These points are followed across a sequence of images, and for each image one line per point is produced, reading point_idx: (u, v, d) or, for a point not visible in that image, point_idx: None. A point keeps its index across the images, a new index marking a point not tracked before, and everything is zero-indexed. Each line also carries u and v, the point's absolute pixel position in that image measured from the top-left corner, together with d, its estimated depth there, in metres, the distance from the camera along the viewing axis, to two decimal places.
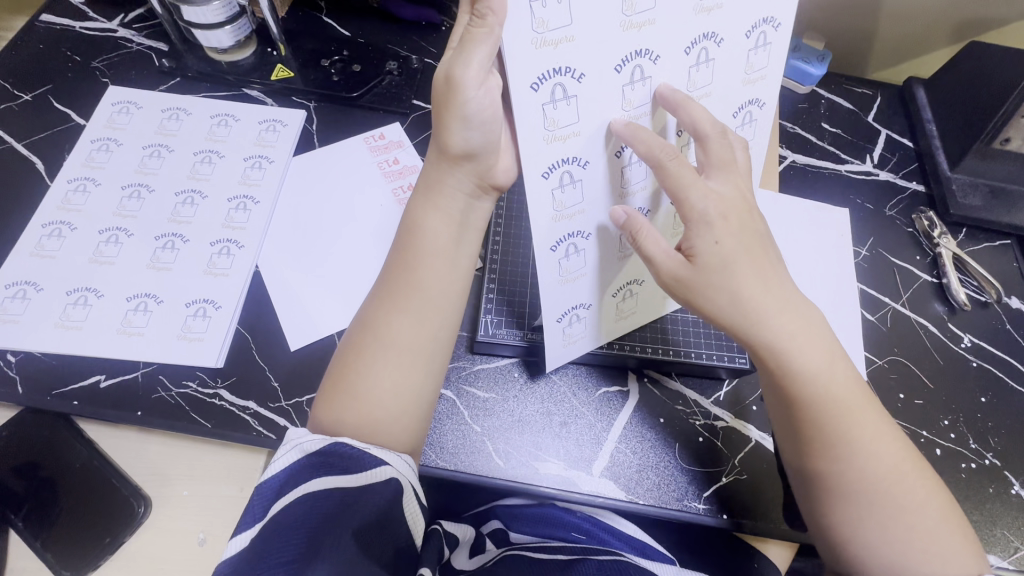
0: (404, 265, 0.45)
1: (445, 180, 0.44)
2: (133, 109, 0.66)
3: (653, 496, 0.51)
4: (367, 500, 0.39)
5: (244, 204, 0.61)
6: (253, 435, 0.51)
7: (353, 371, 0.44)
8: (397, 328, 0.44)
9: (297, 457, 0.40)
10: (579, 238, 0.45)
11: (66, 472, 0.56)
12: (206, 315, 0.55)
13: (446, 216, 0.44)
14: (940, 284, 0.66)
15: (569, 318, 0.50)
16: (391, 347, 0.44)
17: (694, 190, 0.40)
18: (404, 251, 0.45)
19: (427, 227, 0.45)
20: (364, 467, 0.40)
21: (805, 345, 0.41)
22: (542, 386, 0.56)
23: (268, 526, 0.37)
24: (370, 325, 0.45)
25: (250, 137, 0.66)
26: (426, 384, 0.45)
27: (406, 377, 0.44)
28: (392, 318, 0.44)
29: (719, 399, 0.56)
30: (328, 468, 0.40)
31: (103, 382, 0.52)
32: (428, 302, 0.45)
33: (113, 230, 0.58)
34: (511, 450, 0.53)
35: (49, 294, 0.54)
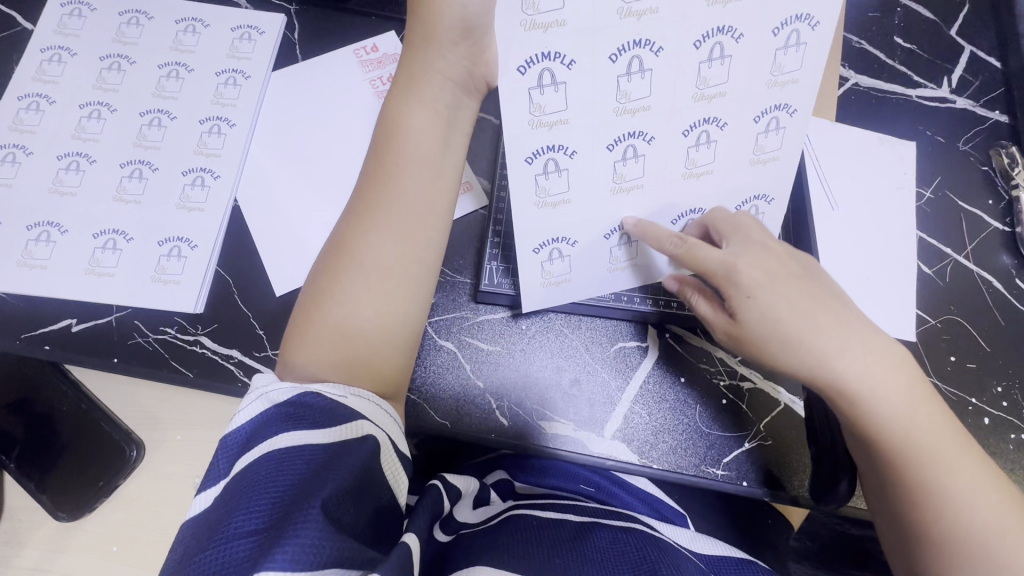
0: (383, 174, 0.38)
1: (428, 66, 0.37)
2: (85, 12, 0.56)
3: (669, 461, 0.48)
4: (343, 463, 0.32)
5: (218, 127, 0.54)
6: (238, 387, 0.47)
7: (329, 299, 0.38)
8: (376, 247, 0.38)
9: (265, 407, 0.34)
10: (640, 140, 0.36)
11: (54, 417, 0.54)
12: (181, 255, 0.49)
13: (429, 112, 0.38)
14: (1012, 234, 0.58)
15: (621, 234, 0.42)
16: (370, 272, 0.38)
17: (703, 256, 0.39)
18: (378, 158, 0.39)
19: (409, 128, 0.38)
20: (337, 420, 0.34)
21: (884, 386, 0.38)
22: (552, 339, 0.51)
23: (232, 484, 0.30)
24: (343, 243, 0.39)
25: (222, 47, 0.57)
26: (411, 311, 0.40)
27: (387, 303, 0.38)
28: (367, 236, 0.38)
29: (748, 358, 0.51)
30: (299, 420, 0.33)
31: (75, 326, 0.48)
32: (411, 218, 0.39)
33: (73, 156, 0.52)
34: (516, 406, 0.49)
35: (8, 229, 0.49)
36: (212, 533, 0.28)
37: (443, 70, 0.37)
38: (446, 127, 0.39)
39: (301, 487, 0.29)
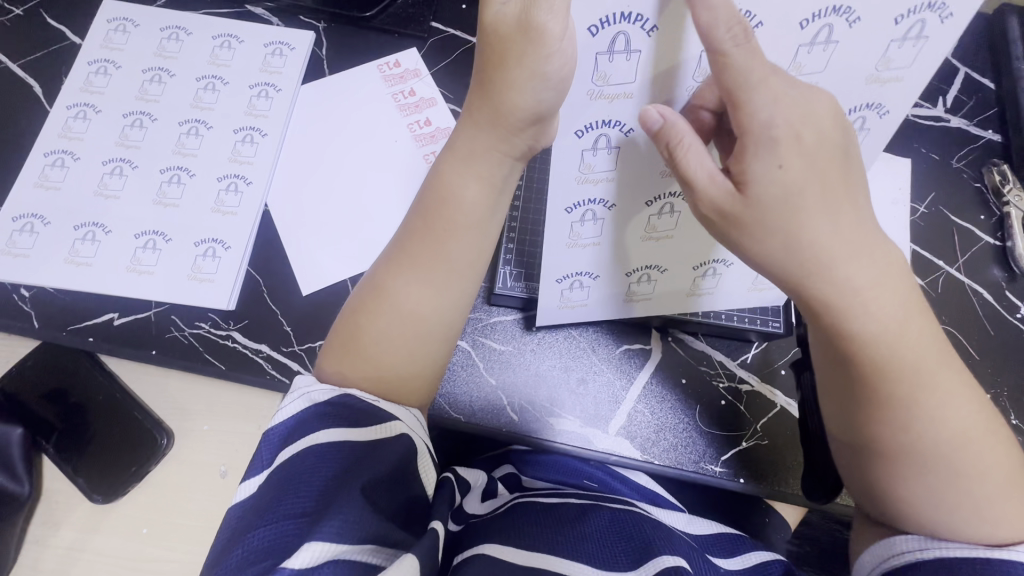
0: (429, 235, 0.41)
1: (480, 143, 0.38)
2: (130, 27, 0.61)
3: (669, 457, 0.50)
4: (378, 454, 0.36)
5: (250, 136, 0.57)
6: (267, 379, 0.50)
7: (367, 337, 0.41)
8: (414, 292, 0.41)
9: (304, 406, 0.38)
10: (600, 207, 0.40)
11: (93, 405, 0.57)
12: (215, 255, 0.53)
13: (482, 185, 0.39)
14: (1002, 248, 0.60)
15: (570, 282, 0.46)
16: (410, 318, 0.41)
17: (758, 97, 0.31)
18: (427, 221, 0.41)
19: (459, 192, 0.40)
20: (373, 420, 0.38)
21: (877, 298, 0.34)
22: (561, 341, 0.54)
23: (277, 474, 0.34)
24: (384, 283, 0.41)
25: (256, 62, 0.60)
26: (443, 349, 0.43)
27: (424, 343, 0.41)
28: (407, 282, 0.41)
29: (747, 362, 0.54)
30: (336, 419, 0.37)
31: (117, 320, 0.51)
32: (453, 274, 0.41)
33: (117, 162, 0.55)
34: (526, 404, 0.52)
35: (57, 228, 0.53)
36: (263, 515, 0.32)
37: (501, 146, 0.38)
38: (496, 194, 0.41)
39: (341, 477, 0.34)
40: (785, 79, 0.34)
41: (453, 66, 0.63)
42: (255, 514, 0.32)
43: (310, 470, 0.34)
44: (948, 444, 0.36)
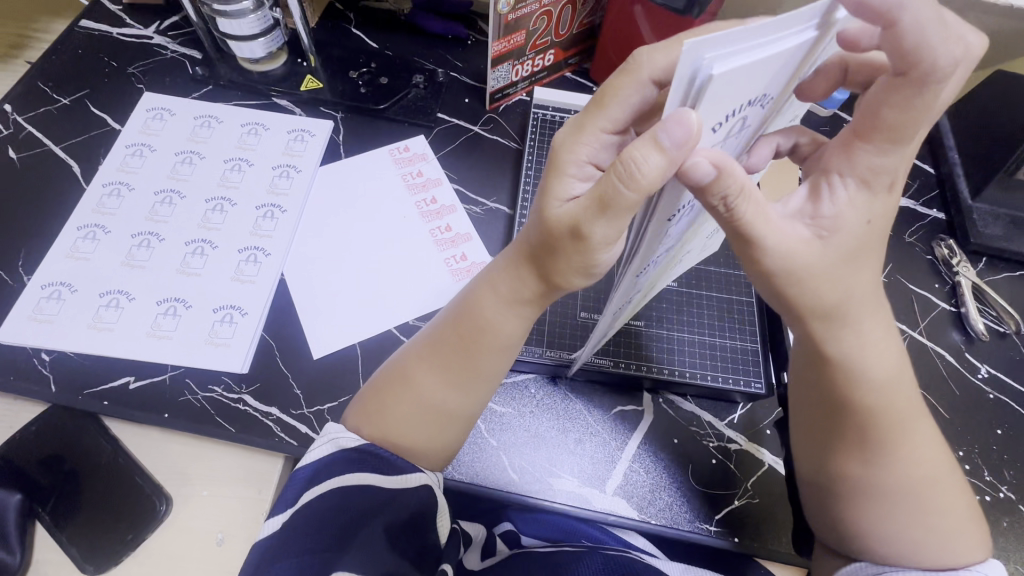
0: (464, 349, 0.44)
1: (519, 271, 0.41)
2: (167, 116, 0.68)
3: (664, 516, 0.52)
4: (397, 502, 0.41)
5: (271, 213, 0.63)
6: (275, 441, 0.52)
7: (389, 403, 0.44)
8: (433, 387, 0.44)
9: (332, 450, 0.42)
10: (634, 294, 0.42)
11: (87, 473, 0.51)
12: (232, 321, 0.56)
13: (516, 321, 0.43)
14: (958, 314, 0.66)
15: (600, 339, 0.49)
16: (426, 405, 0.44)
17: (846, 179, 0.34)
18: (464, 339, 0.44)
19: (502, 322, 0.43)
20: (394, 469, 0.42)
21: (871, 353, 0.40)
22: (559, 403, 0.57)
23: (302, 512, 0.38)
24: (407, 372, 0.45)
25: (280, 147, 0.67)
26: (452, 435, 0.46)
27: (438, 432, 0.45)
28: (426, 375, 0.44)
29: (733, 421, 0.57)
30: (361, 464, 0.41)
31: (132, 383, 0.54)
32: (475, 381, 0.44)
33: (145, 235, 0.60)
34: (526, 465, 0.54)
35: (83, 295, 0.56)
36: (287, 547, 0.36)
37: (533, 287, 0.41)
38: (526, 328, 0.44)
39: (360, 519, 0.39)
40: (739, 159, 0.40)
41: (457, 150, 0.70)
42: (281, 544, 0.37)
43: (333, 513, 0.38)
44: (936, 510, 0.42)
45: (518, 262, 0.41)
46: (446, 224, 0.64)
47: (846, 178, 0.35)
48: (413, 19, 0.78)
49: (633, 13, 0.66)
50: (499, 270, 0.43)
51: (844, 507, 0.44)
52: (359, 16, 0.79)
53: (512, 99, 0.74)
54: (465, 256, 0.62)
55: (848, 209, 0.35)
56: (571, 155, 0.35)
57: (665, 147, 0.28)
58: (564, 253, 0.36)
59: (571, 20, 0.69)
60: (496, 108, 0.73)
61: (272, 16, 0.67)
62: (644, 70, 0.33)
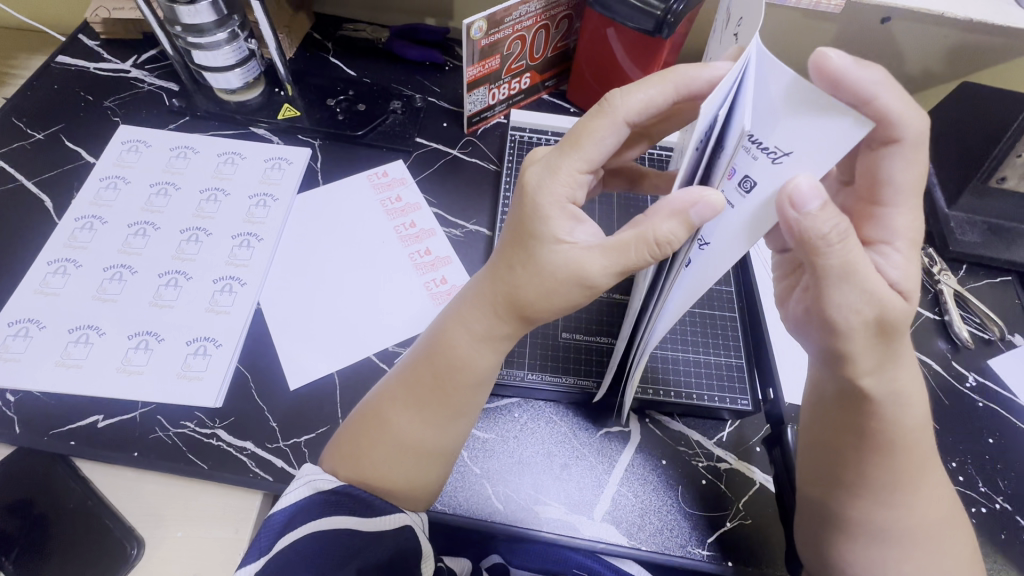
0: (437, 385, 0.42)
1: (485, 310, 0.40)
2: (142, 148, 0.67)
3: (656, 541, 0.50)
4: (376, 545, 0.40)
5: (247, 241, 0.62)
6: (250, 477, 0.50)
7: (369, 444, 0.43)
8: (409, 427, 0.43)
9: (306, 494, 0.41)
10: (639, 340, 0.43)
11: (53, 516, 0.49)
12: (206, 353, 0.55)
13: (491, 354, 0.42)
14: (942, 321, 0.65)
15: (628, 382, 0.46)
16: (403, 446, 0.43)
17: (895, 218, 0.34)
18: (438, 378, 0.42)
19: (482, 358, 0.42)
20: (374, 513, 0.41)
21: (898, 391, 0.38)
22: (543, 427, 0.55)
23: (277, 559, 0.38)
24: (382, 414, 0.44)
25: (257, 175, 0.67)
26: (435, 473, 0.44)
27: (419, 473, 0.43)
28: (403, 417, 0.43)
29: (722, 440, 0.56)
30: (336, 508, 0.40)
31: (101, 422, 0.52)
32: (452, 416, 0.43)
33: (118, 268, 0.59)
34: (510, 493, 0.52)
35: (52, 332, 0.55)
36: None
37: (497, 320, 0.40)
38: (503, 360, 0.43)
39: (339, 562, 0.39)
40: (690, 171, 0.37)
41: (435, 174, 0.70)
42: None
43: (310, 556, 0.38)
44: (923, 522, 0.41)
45: (492, 302, 0.40)
46: (426, 248, 0.64)
47: (896, 242, 0.34)
48: (390, 47, 0.79)
49: (607, 35, 0.67)
50: (468, 307, 0.41)
51: (841, 532, 0.42)
52: (337, 46, 0.80)
53: (490, 122, 0.75)
54: (444, 279, 0.62)
55: (907, 266, 0.34)
56: (549, 197, 0.36)
57: (695, 223, 0.30)
58: (562, 296, 0.36)
59: (545, 44, 0.70)
60: (474, 131, 0.74)
61: (248, 47, 0.67)
62: (619, 112, 0.35)
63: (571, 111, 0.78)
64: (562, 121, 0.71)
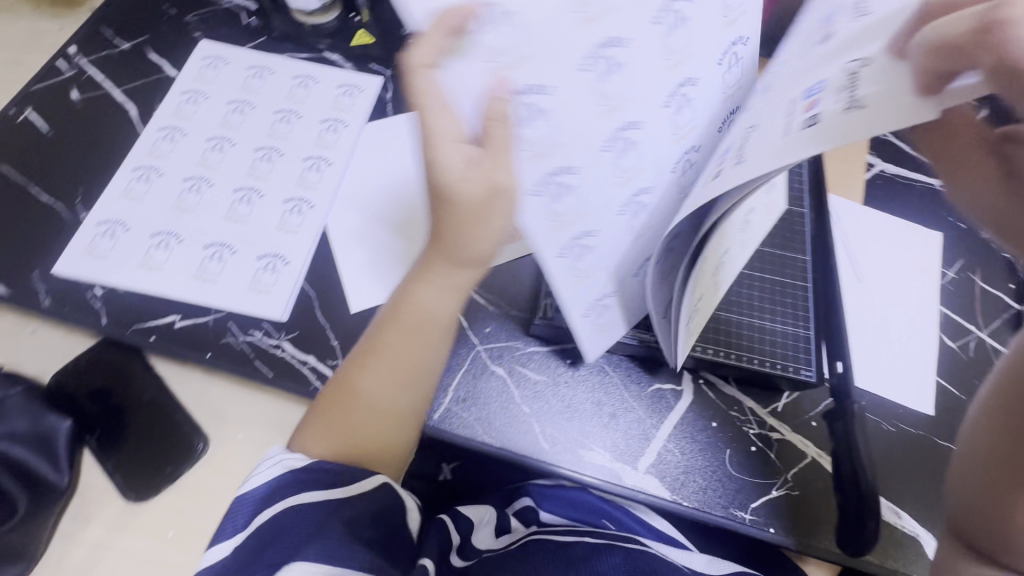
0: (408, 342, 0.46)
1: (437, 269, 0.45)
2: (221, 65, 0.68)
3: (698, 498, 0.51)
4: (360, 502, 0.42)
5: (317, 165, 0.63)
6: (310, 389, 0.52)
7: (347, 405, 0.46)
8: (376, 393, 0.46)
9: (278, 473, 0.42)
10: (607, 299, 0.42)
11: (131, 404, 0.53)
12: (275, 269, 0.57)
13: (441, 295, 0.45)
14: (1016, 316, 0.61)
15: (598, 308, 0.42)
16: (375, 408, 0.46)
17: None
18: (398, 332, 0.46)
19: (430, 304, 0.45)
20: (350, 478, 0.43)
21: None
22: (594, 376, 0.55)
23: (263, 529, 0.39)
24: (348, 382, 0.46)
25: (328, 101, 0.67)
26: (404, 432, 0.47)
27: (371, 431, 0.46)
28: (383, 356, 0.46)
29: (777, 410, 0.55)
30: (304, 486, 0.41)
31: (177, 322, 0.55)
32: (419, 372, 0.47)
33: (196, 179, 0.61)
34: (558, 435, 0.52)
35: (135, 234, 0.58)
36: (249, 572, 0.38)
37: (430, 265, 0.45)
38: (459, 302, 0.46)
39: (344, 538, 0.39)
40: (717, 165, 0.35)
41: None
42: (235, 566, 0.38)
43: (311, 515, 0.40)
44: None
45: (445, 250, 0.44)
46: None
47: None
48: None
49: None
50: (430, 267, 0.45)
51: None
52: None
53: None
54: None
55: None
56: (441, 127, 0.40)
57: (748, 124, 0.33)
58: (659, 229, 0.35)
59: None
60: None
61: None
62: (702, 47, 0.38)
63: None
64: None
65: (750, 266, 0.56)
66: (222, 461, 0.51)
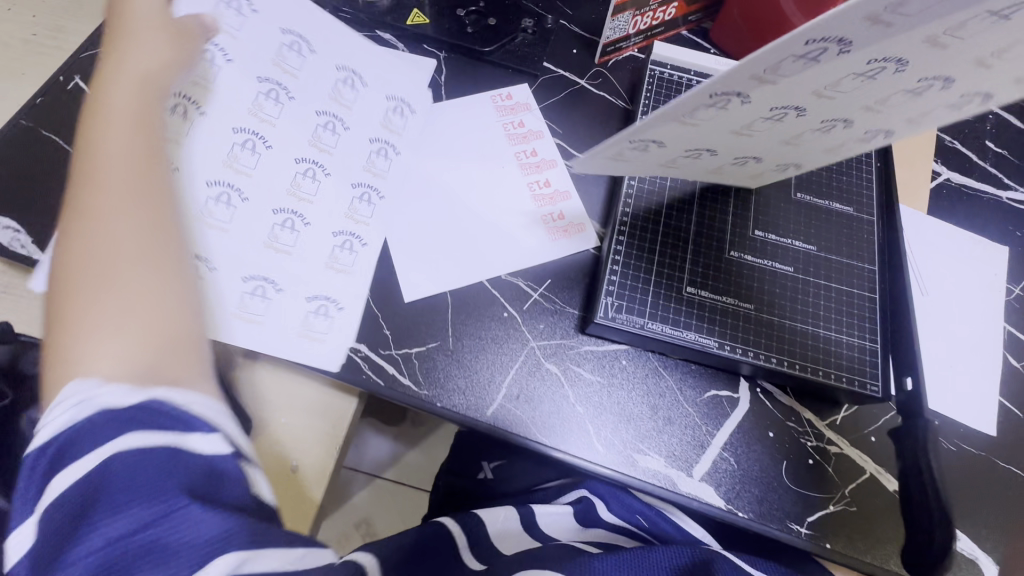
0: (93, 278, 0.42)
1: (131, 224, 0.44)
2: None
3: (754, 510, 0.50)
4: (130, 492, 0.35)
5: (385, 150, 0.59)
6: (362, 379, 0.52)
7: (73, 358, 0.40)
8: (110, 355, 0.39)
9: (76, 417, 0.35)
10: (330, 303, 0.53)
11: None
12: (353, 249, 0.55)
13: (123, 219, 0.44)
14: None
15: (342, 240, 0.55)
16: (95, 349, 0.40)
17: None
18: (84, 277, 0.42)
19: (115, 97, 0.48)
20: (169, 424, 0.36)
21: None
22: (651, 379, 0.53)
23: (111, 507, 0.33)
24: (71, 351, 0.40)
25: (398, 78, 0.62)
26: (159, 351, 0.41)
27: (161, 324, 0.42)
28: (89, 232, 0.43)
29: (836, 423, 0.53)
30: (128, 421, 0.35)
31: None
32: (129, 283, 0.42)
33: (249, 134, 0.53)
34: (613, 438, 0.51)
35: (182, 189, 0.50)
36: (102, 552, 0.31)
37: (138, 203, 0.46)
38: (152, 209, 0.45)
39: (148, 469, 0.34)
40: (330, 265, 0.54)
41: (562, 103, 0.66)
42: (79, 520, 0.32)
43: (202, 483, 0.35)
44: None
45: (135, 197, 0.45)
46: (545, 179, 0.61)
47: None
48: None
49: None
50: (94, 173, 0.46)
51: None
52: None
53: (624, 54, 0.69)
54: (563, 215, 0.59)
55: None
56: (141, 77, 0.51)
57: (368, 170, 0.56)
58: None
59: None
60: (606, 62, 0.69)
61: None
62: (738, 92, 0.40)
63: (711, 52, 0.71)
64: (708, 61, 0.65)
65: (814, 275, 0.55)
66: (269, 448, 0.51)
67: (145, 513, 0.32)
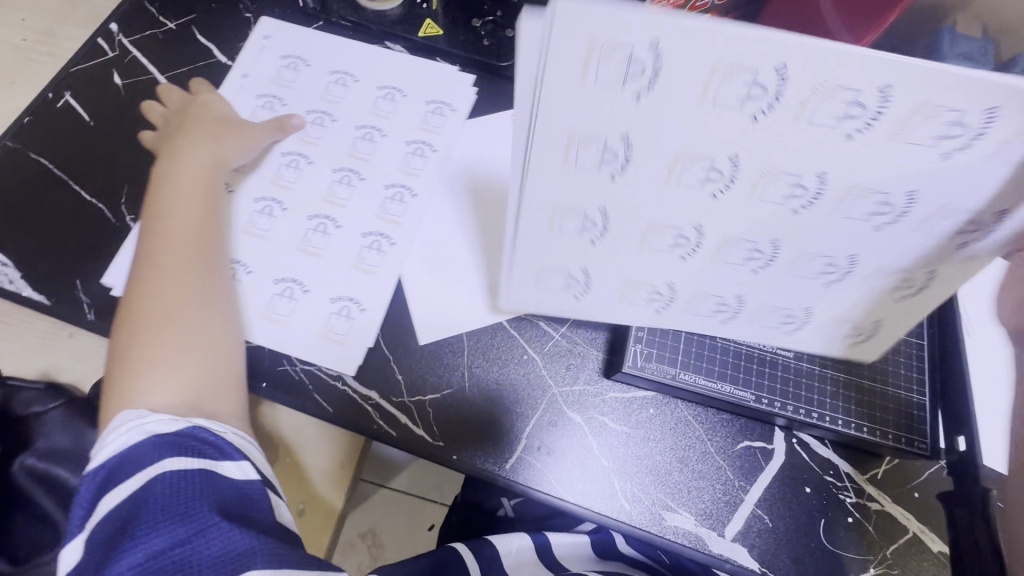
0: (151, 320, 0.45)
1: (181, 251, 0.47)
2: (301, 66, 0.62)
3: (789, 573, 0.47)
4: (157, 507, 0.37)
5: (401, 194, 0.57)
6: (372, 428, 0.49)
7: (132, 367, 0.42)
8: (161, 402, 0.42)
9: (136, 437, 0.39)
10: (352, 305, 0.52)
11: None
12: (350, 315, 0.51)
13: (180, 295, 0.46)
14: None
15: (341, 306, 0.52)
16: (156, 379, 0.42)
17: None
18: (144, 317, 0.45)
19: (185, 161, 0.52)
20: (213, 452, 0.39)
21: None
22: (680, 429, 0.50)
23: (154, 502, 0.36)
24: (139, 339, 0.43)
25: (417, 118, 0.60)
26: (212, 408, 0.43)
27: (219, 359, 0.45)
28: (143, 281, 0.46)
29: (878, 478, 0.50)
30: (179, 450, 0.38)
31: None
32: (188, 334, 0.45)
33: (269, 201, 0.55)
34: (640, 494, 0.48)
35: None
36: (141, 566, 0.33)
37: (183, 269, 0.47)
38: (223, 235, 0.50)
39: (191, 488, 0.37)
40: (325, 332, 0.51)
41: None
42: (119, 540, 0.34)
43: (234, 504, 0.37)
44: None
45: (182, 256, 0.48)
46: None
47: None
48: None
49: None
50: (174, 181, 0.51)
51: None
52: None
53: None
54: None
55: None
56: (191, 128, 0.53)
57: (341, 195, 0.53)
58: None
59: None
60: None
61: None
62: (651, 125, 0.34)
63: None
64: None
65: None
66: None
67: (178, 531, 0.35)
